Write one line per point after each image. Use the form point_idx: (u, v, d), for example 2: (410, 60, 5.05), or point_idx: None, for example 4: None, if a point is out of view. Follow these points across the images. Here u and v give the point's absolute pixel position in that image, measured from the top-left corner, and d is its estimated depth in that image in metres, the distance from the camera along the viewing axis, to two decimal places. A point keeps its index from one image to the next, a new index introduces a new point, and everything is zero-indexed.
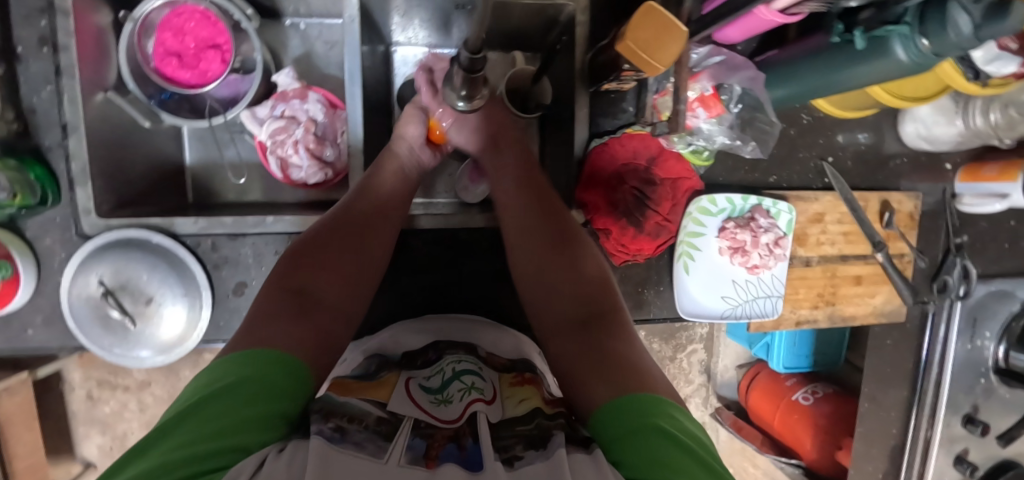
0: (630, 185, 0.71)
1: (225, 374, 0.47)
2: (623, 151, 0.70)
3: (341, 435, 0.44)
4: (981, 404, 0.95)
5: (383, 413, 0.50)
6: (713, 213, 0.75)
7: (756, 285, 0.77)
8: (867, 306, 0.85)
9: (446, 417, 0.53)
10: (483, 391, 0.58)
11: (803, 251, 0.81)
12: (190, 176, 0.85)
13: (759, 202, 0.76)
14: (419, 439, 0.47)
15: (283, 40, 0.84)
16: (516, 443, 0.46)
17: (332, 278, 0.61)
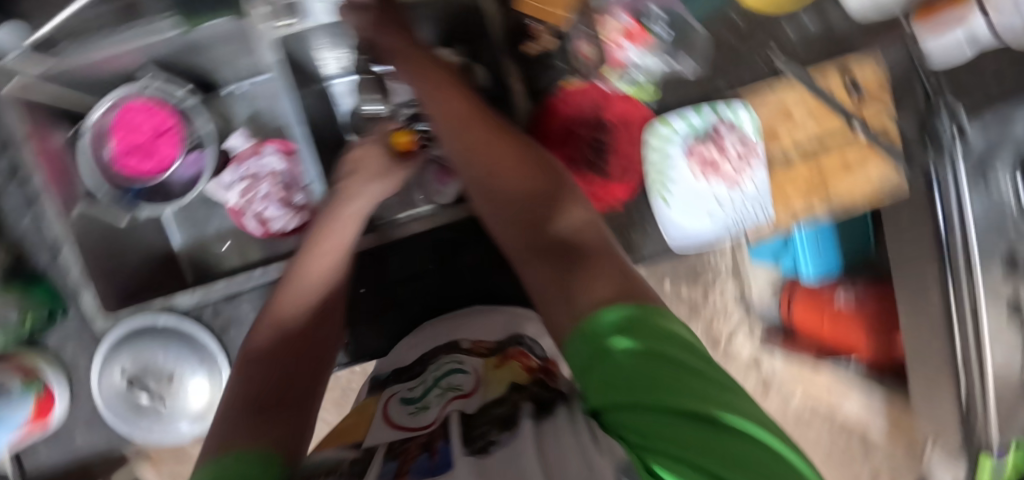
0: (584, 135, 0.74)
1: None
2: (569, 107, 0.74)
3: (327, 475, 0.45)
4: None
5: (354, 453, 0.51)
6: (674, 137, 0.74)
7: (740, 198, 0.75)
8: (868, 185, 0.76)
9: (412, 425, 0.56)
10: (462, 387, 0.61)
11: (777, 147, 0.76)
12: (185, 257, 0.89)
13: (715, 112, 0.74)
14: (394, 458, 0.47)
15: (230, 108, 0.87)
16: (491, 427, 0.46)
17: (304, 344, 0.59)
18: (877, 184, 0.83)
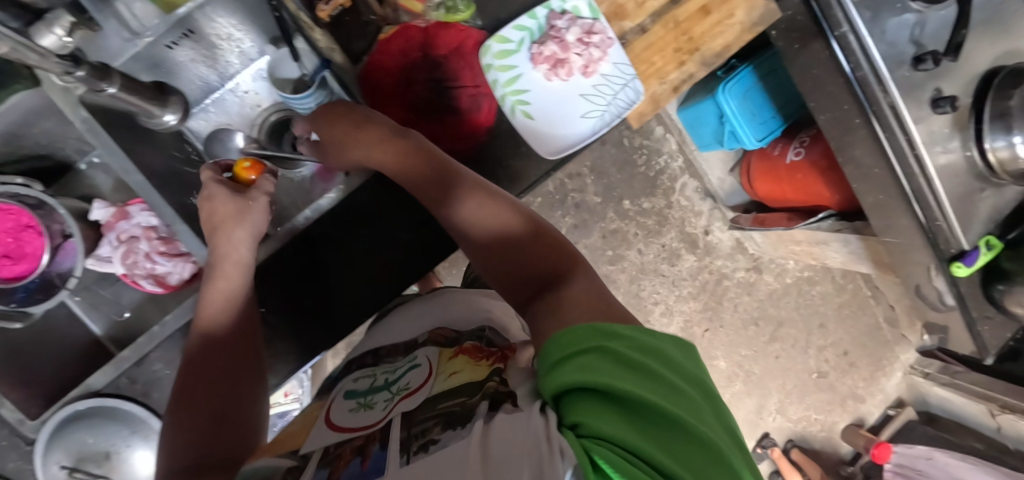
0: (420, 81, 0.69)
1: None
2: (389, 58, 0.68)
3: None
4: (922, 37, 0.87)
5: (293, 461, 0.54)
6: (515, 48, 0.70)
7: (605, 85, 0.72)
8: (733, 28, 0.78)
9: (356, 427, 0.58)
10: (410, 386, 0.60)
11: (631, 23, 0.75)
12: (110, 338, 0.88)
13: (549, 8, 0.70)
14: (324, 468, 0.50)
15: (96, 181, 0.86)
16: (433, 425, 0.49)
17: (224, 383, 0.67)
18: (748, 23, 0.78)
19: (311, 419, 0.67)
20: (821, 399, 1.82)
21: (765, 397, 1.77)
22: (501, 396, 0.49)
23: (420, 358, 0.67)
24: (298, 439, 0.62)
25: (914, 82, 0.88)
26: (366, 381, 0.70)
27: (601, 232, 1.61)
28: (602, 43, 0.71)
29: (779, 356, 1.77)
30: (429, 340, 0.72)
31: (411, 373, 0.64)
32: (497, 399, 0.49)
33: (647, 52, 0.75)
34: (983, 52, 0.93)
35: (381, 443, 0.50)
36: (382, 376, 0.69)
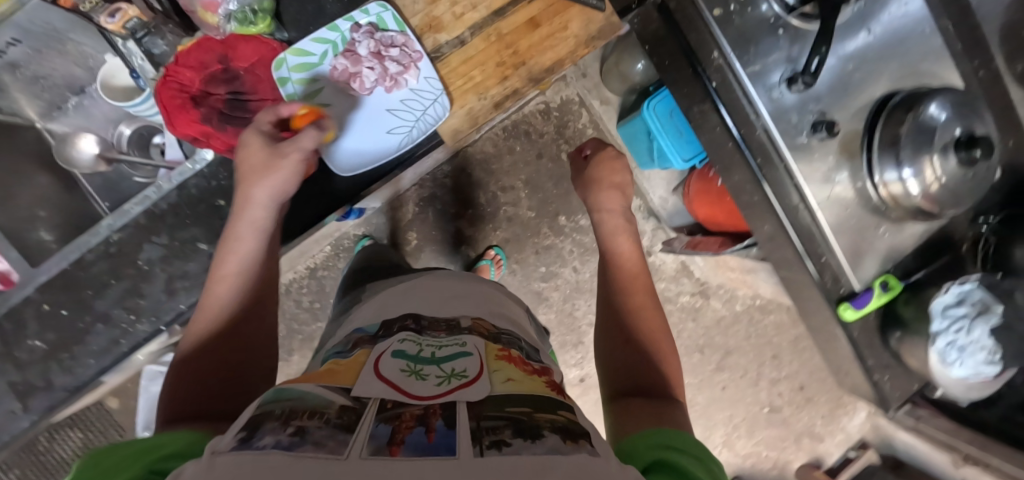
0: (217, 95, 0.69)
1: (163, 442, 0.43)
2: (186, 72, 0.67)
3: (302, 438, 0.35)
4: (797, 54, 0.82)
5: (348, 402, 0.41)
6: (315, 61, 0.70)
7: (409, 102, 0.72)
8: (567, 42, 0.77)
9: (427, 394, 0.44)
10: (467, 371, 0.48)
11: (448, 35, 0.72)
12: None
13: (351, 19, 0.69)
14: (385, 423, 0.38)
15: None
16: (503, 425, 0.39)
17: (245, 315, 0.63)
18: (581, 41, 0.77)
19: (361, 361, 0.52)
20: (774, 435, 1.71)
21: (709, 428, 1.68)
22: (579, 427, 0.42)
23: (466, 340, 0.57)
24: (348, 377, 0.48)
25: (787, 104, 0.82)
26: (412, 343, 0.56)
27: (534, 248, 1.56)
28: (403, 59, 0.69)
29: (726, 386, 1.67)
30: (469, 327, 0.61)
31: (443, 360, 0.52)
32: (573, 432, 0.40)
33: (464, 67, 0.74)
34: (878, 73, 0.85)
35: (448, 420, 0.39)
36: (438, 345, 0.55)
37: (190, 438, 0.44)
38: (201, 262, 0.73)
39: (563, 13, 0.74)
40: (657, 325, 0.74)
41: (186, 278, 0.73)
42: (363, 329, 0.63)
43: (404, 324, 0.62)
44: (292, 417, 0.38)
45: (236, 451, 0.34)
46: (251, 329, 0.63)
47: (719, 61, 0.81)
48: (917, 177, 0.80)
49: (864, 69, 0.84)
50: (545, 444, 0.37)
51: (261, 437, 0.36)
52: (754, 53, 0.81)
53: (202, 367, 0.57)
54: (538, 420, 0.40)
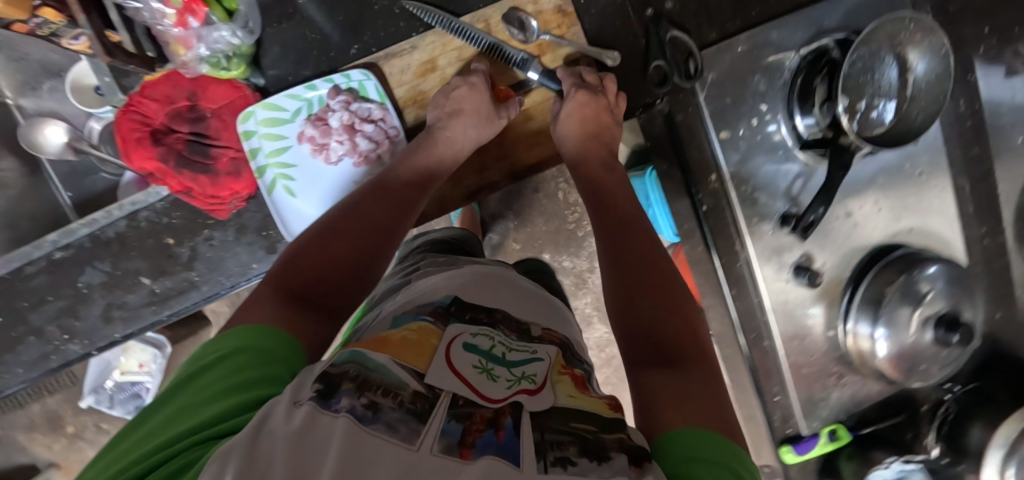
0: (178, 133, 0.66)
1: (238, 342, 0.44)
2: (152, 104, 0.65)
3: (375, 415, 0.36)
4: (801, 194, 0.78)
5: (421, 386, 0.39)
6: (289, 117, 0.67)
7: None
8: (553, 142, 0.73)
9: (497, 399, 0.41)
10: (537, 378, 0.44)
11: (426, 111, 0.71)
12: None
13: (331, 81, 0.66)
14: (456, 421, 0.37)
15: None
16: (569, 442, 0.38)
17: (342, 274, 0.55)
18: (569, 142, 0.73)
19: (432, 342, 0.45)
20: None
21: None
22: (642, 448, 0.41)
23: (538, 349, 0.48)
24: (423, 358, 0.43)
25: (774, 240, 0.79)
26: (486, 340, 0.47)
27: None
28: (376, 136, 0.68)
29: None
30: (541, 336, 0.51)
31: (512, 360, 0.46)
32: (641, 453, 0.40)
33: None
34: (876, 220, 0.83)
35: (516, 423, 0.39)
36: (508, 347, 0.48)
37: (274, 334, 0.45)
38: (141, 294, 0.71)
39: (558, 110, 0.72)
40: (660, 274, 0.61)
41: (124, 307, 0.71)
42: (431, 300, 0.52)
43: (476, 315, 0.51)
44: (364, 387, 0.38)
45: (313, 406, 0.36)
46: (340, 293, 0.54)
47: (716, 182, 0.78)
48: (888, 340, 0.77)
49: (857, 218, 0.82)
50: (610, 467, 0.37)
51: (336, 394, 0.37)
52: (754, 181, 0.78)
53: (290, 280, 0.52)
54: (607, 439, 0.39)
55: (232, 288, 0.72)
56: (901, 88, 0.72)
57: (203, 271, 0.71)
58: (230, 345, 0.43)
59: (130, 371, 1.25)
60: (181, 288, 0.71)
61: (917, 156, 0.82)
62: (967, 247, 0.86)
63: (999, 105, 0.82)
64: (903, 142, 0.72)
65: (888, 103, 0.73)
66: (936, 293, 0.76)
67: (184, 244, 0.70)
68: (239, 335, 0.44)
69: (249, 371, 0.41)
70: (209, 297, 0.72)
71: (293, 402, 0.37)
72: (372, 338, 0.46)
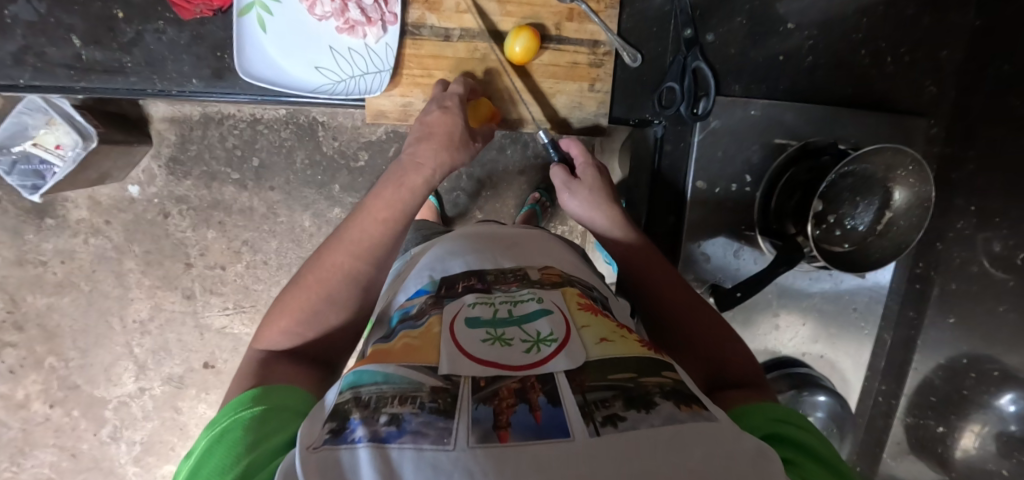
0: None
1: (261, 402, 0.44)
2: None
3: (400, 427, 0.37)
4: (737, 276, 0.79)
5: (438, 381, 0.41)
6: None
7: (347, 57, 0.67)
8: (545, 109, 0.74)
9: (519, 364, 0.43)
10: (554, 335, 0.46)
11: (437, 20, 0.69)
12: None
13: None
14: (485, 405, 0.39)
15: None
16: (614, 397, 0.39)
17: (317, 306, 0.55)
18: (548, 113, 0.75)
19: (434, 337, 0.47)
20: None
21: None
22: (688, 390, 0.42)
23: (542, 297, 0.53)
24: (429, 351, 0.45)
25: None
26: (487, 307, 0.51)
27: None
28: (371, 12, 0.66)
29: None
30: (539, 278, 0.57)
31: (520, 317, 0.49)
32: (686, 397, 0.40)
33: (432, 60, 0.70)
34: (797, 331, 0.83)
35: (550, 398, 0.39)
36: (512, 300, 0.52)
37: (293, 394, 0.47)
38: (63, 53, 0.64)
39: (552, 79, 0.73)
40: (688, 303, 0.61)
41: (41, 58, 0.64)
42: (423, 289, 0.57)
43: (467, 283, 0.56)
44: (380, 403, 0.39)
45: (331, 446, 0.36)
46: (325, 322, 0.55)
47: (672, 224, 0.77)
48: None
49: (785, 324, 0.83)
50: (660, 414, 0.38)
51: (349, 423, 0.38)
52: (705, 242, 0.77)
53: (288, 316, 0.54)
54: (650, 386, 0.40)
55: (161, 93, 0.67)
56: (879, 218, 0.72)
57: (139, 61, 0.65)
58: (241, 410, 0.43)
59: (42, 147, 1.00)
60: (108, 68, 0.65)
61: (859, 292, 0.82)
62: (860, 395, 0.88)
63: (955, 280, 0.78)
64: (856, 269, 0.71)
65: (859, 229, 0.72)
66: (818, 420, 0.78)
67: (131, 25, 0.64)
68: (249, 400, 0.45)
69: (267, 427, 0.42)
70: (132, 90, 0.66)
71: (307, 447, 0.37)
72: (371, 351, 0.48)
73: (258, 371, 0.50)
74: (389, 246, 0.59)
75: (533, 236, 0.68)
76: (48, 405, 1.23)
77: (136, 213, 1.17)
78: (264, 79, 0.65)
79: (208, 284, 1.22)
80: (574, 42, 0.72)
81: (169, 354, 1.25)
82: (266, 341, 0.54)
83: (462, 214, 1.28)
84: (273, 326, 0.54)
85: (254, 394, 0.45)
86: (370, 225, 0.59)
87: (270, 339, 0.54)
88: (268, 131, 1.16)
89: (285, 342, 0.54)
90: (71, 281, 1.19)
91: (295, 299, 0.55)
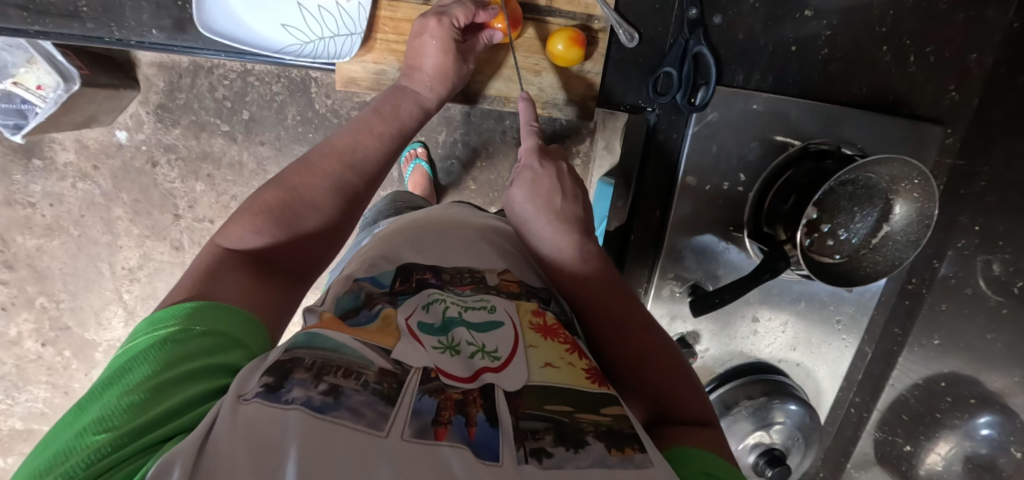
0: None
1: (196, 322, 0.40)
2: None
3: (336, 400, 0.34)
4: (720, 276, 0.76)
5: (388, 364, 0.39)
6: None
7: (312, 18, 0.62)
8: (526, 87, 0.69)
9: (462, 374, 0.41)
10: (498, 353, 0.45)
11: None
12: None
13: None
14: (429, 397, 0.37)
15: None
16: (545, 430, 0.38)
17: (298, 210, 0.52)
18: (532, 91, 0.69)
19: (393, 329, 0.44)
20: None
21: None
22: (625, 431, 0.41)
23: (496, 307, 0.50)
24: (387, 338, 0.42)
25: (677, 303, 0.78)
26: (440, 305, 0.49)
27: None
28: None
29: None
30: (497, 285, 0.53)
31: (471, 323, 0.48)
32: (620, 438, 0.39)
33: (409, 24, 0.65)
34: (776, 337, 0.81)
35: (489, 416, 0.38)
36: (462, 305, 0.49)
37: (242, 321, 0.42)
38: None
39: (540, 56, 0.68)
40: (645, 334, 0.55)
41: None
42: (376, 279, 0.50)
43: (422, 277, 0.52)
44: (323, 372, 0.36)
45: (262, 401, 0.34)
46: (300, 227, 0.52)
47: (658, 218, 0.74)
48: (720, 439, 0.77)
49: (764, 328, 0.80)
50: (590, 456, 0.37)
51: (288, 382, 0.35)
52: (691, 238, 0.74)
53: (260, 219, 0.50)
54: (584, 424, 0.39)
55: (118, 42, 0.63)
56: (871, 233, 0.68)
57: (96, 6, 0.61)
58: (172, 330, 0.39)
59: (22, 86, 0.95)
60: (63, 12, 0.61)
61: (844, 303, 0.79)
62: (833, 405, 0.86)
63: (945, 300, 0.75)
64: (844, 283, 0.68)
65: (852, 241, 0.68)
66: (784, 427, 0.77)
67: None
68: (183, 318, 0.40)
69: (195, 358, 0.37)
70: (89, 37, 0.62)
71: (240, 397, 0.34)
72: (324, 314, 0.45)
73: (218, 268, 0.46)
74: (370, 180, 0.58)
75: (495, 234, 0.60)
76: (40, 343, 1.25)
77: (123, 160, 1.15)
78: (227, 35, 0.61)
79: (197, 237, 1.21)
80: (565, 14, 0.66)
81: (157, 302, 1.25)
82: (229, 237, 0.49)
83: (455, 183, 1.24)
84: (240, 221, 0.50)
85: (190, 310, 0.40)
86: (369, 138, 0.59)
87: (236, 237, 0.49)
88: (258, 84, 1.11)
89: (252, 241, 0.50)
90: (60, 224, 1.17)
91: (273, 199, 0.52)
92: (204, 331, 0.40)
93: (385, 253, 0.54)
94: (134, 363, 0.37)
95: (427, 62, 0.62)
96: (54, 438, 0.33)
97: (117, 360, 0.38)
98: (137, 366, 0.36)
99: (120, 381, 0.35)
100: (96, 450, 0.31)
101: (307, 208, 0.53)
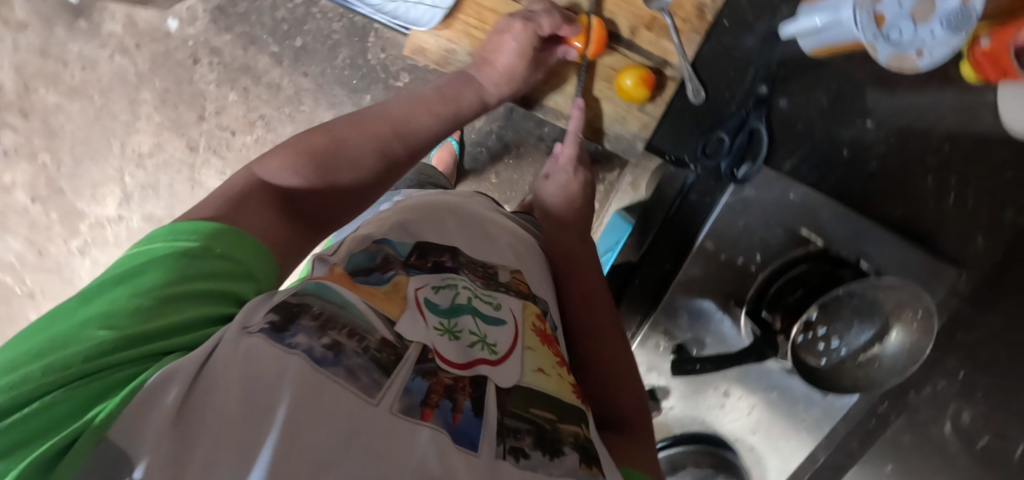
0: None
1: (218, 242, 0.38)
2: None
3: (336, 357, 0.32)
4: (704, 343, 0.76)
5: (391, 336, 0.36)
6: None
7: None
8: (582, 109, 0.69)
9: (456, 359, 0.39)
10: (498, 348, 0.43)
11: None
12: None
13: None
14: (422, 379, 0.35)
15: None
16: (527, 432, 0.39)
17: (340, 163, 0.53)
18: (588, 111, 0.69)
19: (401, 297, 0.41)
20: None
21: None
22: (593, 450, 0.42)
23: (502, 304, 0.48)
24: (394, 305, 0.39)
25: (659, 357, 0.80)
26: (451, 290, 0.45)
27: None
28: None
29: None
30: (506, 282, 0.52)
31: (478, 312, 0.45)
32: (590, 455, 0.41)
33: (491, 15, 0.66)
34: (739, 417, 0.82)
35: (475, 407, 0.37)
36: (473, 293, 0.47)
37: (263, 256, 0.41)
38: None
39: (607, 84, 0.68)
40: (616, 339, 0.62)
41: None
42: (390, 242, 0.47)
43: (439, 259, 0.49)
44: (328, 329, 0.34)
45: (265, 336, 0.31)
46: (337, 179, 0.53)
47: (666, 271, 0.75)
48: None
49: (731, 406, 0.81)
50: (563, 465, 0.38)
51: (294, 326, 0.33)
52: (690, 299, 0.74)
53: (303, 161, 0.50)
54: (565, 434, 0.40)
55: None
56: (859, 350, 0.70)
57: None
58: (193, 243, 0.37)
59: None
60: None
61: (814, 406, 0.79)
62: None
63: None
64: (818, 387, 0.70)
65: (839, 352, 0.70)
66: None
67: None
68: (206, 235, 0.38)
69: (209, 281, 0.36)
70: None
71: (242, 328, 0.32)
72: (334, 268, 0.41)
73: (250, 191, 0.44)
74: (412, 154, 0.60)
75: (517, 239, 0.60)
76: (29, 198, 1.23)
77: (168, 47, 1.14)
78: None
79: (214, 144, 1.20)
80: (643, 52, 0.67)
81: (154, 195, 1.22)
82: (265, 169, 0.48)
83: (478, 171, 1.24)
84: (281, 159, 0.50)
85: (214, 230, 0.38)
86: (422, 116, 0.62)
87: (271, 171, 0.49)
88: (320, 17, 1.11)
89: (287, 179, 0.49)
90: (86, 90, 1.16)
91: (319, 146, 0.52)
92: (224, 254, 0.38)
93: (405, 219, 0.51)
94: (147, 265, 0.35)
95: (501, 59, 0.63)
96: (47, 318, 0.31)
97: (126, 255, 0.36)
98: (150, 270, 0.34)
99: (128, 281, 0.33)
100: (92, 347, 0.30)
101: (348, 163, 0.54)
